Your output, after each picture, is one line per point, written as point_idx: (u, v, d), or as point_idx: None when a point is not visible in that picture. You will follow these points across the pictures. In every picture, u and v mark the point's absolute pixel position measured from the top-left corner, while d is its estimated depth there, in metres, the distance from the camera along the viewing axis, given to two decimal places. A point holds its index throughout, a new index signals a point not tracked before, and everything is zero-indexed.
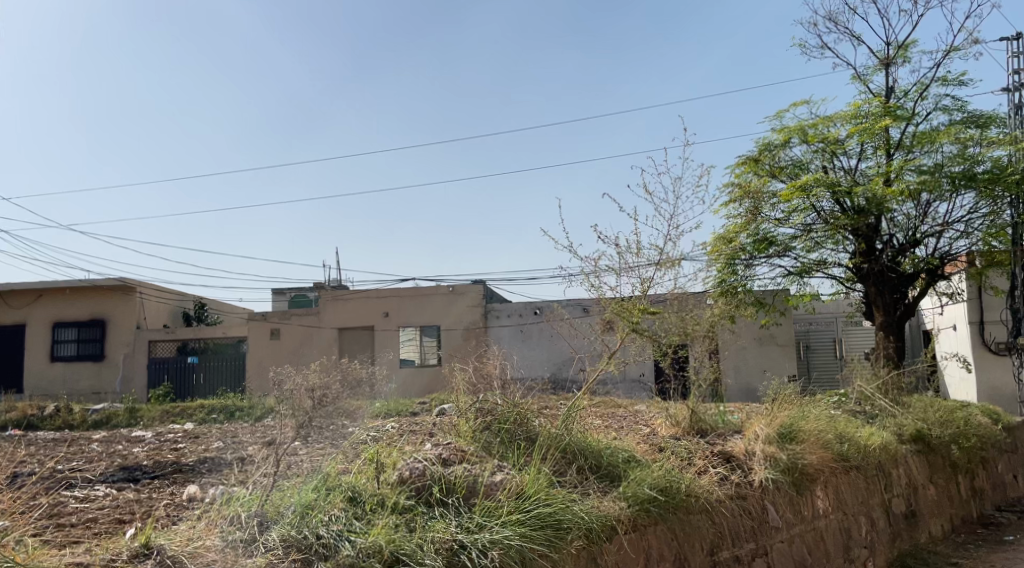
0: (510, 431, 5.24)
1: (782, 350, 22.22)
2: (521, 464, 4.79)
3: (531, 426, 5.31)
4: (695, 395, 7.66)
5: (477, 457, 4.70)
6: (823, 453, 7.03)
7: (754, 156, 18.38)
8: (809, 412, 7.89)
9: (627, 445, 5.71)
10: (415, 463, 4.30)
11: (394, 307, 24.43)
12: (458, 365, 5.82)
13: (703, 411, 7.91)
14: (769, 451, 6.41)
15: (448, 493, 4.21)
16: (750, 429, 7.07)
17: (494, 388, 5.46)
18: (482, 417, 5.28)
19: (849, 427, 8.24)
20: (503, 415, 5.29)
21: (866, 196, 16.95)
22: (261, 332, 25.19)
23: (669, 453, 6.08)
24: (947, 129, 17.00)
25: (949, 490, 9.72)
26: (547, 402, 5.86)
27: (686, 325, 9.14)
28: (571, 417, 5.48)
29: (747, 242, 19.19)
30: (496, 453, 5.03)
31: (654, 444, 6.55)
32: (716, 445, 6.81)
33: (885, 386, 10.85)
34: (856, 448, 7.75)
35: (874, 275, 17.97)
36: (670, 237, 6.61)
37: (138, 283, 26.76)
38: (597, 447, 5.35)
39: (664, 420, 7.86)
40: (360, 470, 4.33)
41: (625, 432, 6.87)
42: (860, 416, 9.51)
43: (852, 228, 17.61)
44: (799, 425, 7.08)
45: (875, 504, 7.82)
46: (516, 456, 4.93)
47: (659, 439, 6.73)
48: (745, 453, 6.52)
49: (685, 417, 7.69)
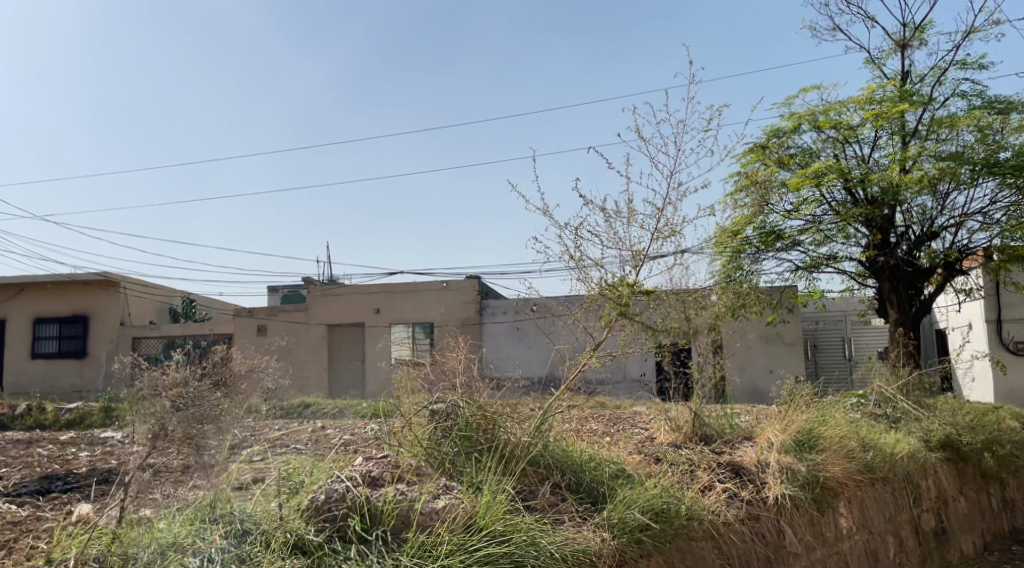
0: (472, 440, 4.30)
1: (789, 348, 21.26)
2: (477, 482, 3.89)
3: (500, 432, 4.37)
4: (699, 396, 6.74)
5: (420, 477, 3.82)
6: (846, 465, 6.09)
7: (762, 143, 17.39)
8: (829, 417, 6.96)
9: (616, 457, 4.76)
10: (333, 486, 3.43)
11: (383, 304, 23.47)
12: (415, 361, 4.87)
13: (708, 413, 6.98)
14: (784, 463, 5.50)
15: (373, 525, 3.36)
16: (761, 436, 6.17)
17: (456, 388, 4.51)
18: (438, 422, 4.35)
19: (872, 432, 7.30)
20: (465, 419, 4.35)
21: (880, 185, 16.00)
22: (248, 328, 24.30)
23: (667, 464, 5.16)
24: (967, 114, 15.97)
25: (980, 503, 8.77)
26: (521, 404, 4.92)
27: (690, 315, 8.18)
28: (548, 422, 4.57)
29: (753, 235, 18.71)
30: (450, 468, 4.13)
31: (650, 452, 5.64)
32: (723, 454, 5.89)
33: (908, 387, 9.88)
34: (881, 457, 6.81)
35: (889, 270, 17.02)
36: (671, 203, 5.66)
37: (122, 277, 25.87)
38: (577, 460, 4.43)
39: (663, 425, 6.93)
40: (265, 506, 3.47)
41: (617, 439, 5.93)
42: (881, 420, 8.56)
43: (864, 220, 16.65)
44: (818, 432, 6.19)
45: (903, 520, 6.87)
46: (474, 471, 4.04)
47: (656, 448, 5.79)
48: (757, 465, 5.60)
49: (686, 421, 6.75)
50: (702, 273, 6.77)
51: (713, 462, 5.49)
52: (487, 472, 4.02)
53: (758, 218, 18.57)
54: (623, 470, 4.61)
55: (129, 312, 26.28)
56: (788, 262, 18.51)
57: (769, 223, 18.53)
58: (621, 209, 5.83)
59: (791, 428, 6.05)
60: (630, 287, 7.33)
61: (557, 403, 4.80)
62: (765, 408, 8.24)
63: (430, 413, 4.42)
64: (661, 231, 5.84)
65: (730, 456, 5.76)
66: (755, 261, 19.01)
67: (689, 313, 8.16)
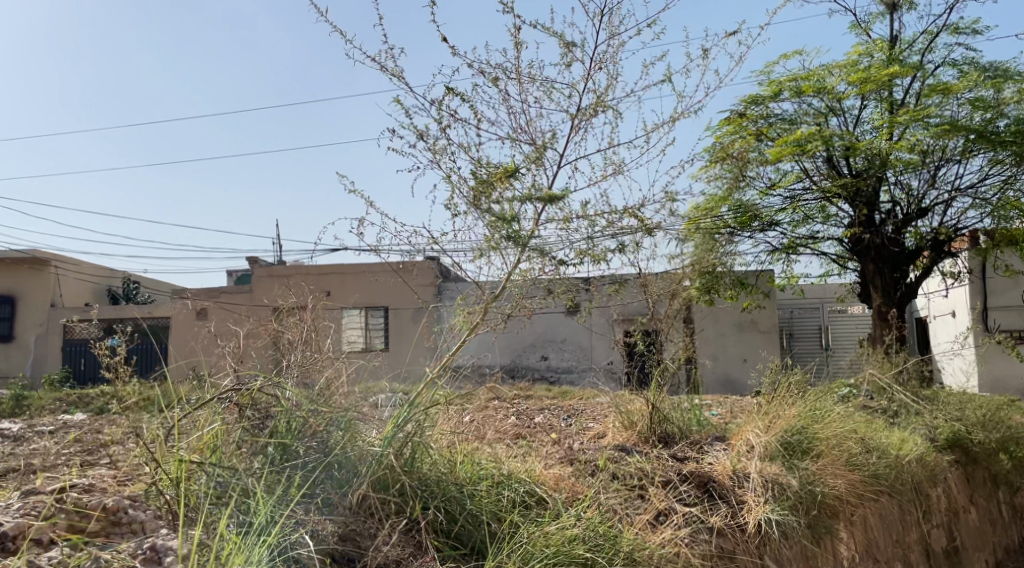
0: (291, 454, 3.05)
1: (764, 337, 19.94)
2: (242, 526, 2.62)
3: (335, 453, 3.12)
4: (659, 383, 5.27)
5: (103, 541, 2.81)
6: (849, 476, 4.68)
7: (739, 112, 15.97)
8: (823, 412, 5.55)
9: (521, 479, 3.53)
10: None
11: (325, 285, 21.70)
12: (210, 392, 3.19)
13: (672, 407, 5.53)
14: (767, 476, 4.11)
15: None
16: (736, 438, 4.81)
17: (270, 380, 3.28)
18: (241, 428, 3.12)
19: (872, 430, 5.93)
20: (281, 427, 3.13)
21: (868, 154, 14.67)
22: (186, 311, 22.41)
23: (605, 480, 3.80)
24: (961, 79, 14.65)
25: (991, 513, 7.45)
26: (374, 413, 3.67)
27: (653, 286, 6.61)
28: (416, 446, 3.38)
29: (729, 214, 17.33)
30: (242, 494, 2.80)
31: (588, 461, 4.19)
32: (687, 461, 4.48)
33: (906, 377, 8.54)
34: (888, 463, 5.39)
35: (874, 249, 15.73)
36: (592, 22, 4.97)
37: (52, 255, 23.89)
38: (452, 492, 3.27)
39: (614, 421, 5.49)
40: None
41: (545, 450, 4.49)
42: (879, 415, 7.14)
43: (848, 195, 15.35)
44: (812, 435, 4.82)
45: (912, 541, 5.47)
46: (266, 506, 2.65)
47: (595, 454, 4.36)
48: (733, 476, 4.18)
49: (642, 417, 5.34)
50: (640, 212, 5.27)
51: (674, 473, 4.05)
52: (290, 504, 2.77)
53: (734, 195, 17.24)
54: (513, 503, 3.37)
55: (61, 293, 24.27)
56: (766, 243, 17.13)
57: (745, 201, 17.14)
58: (518, 75, 5.08)
59: (773, 428, 4.68)
60: (520, 197, 5.08)
61: (427, 406, 3.53)
62: (740, 401, 6.86)
63: (240, 405, 3.17)
64: (579, 111, 5.09)
65: (697, 464, 4.32)
66: (730, 244, 17.63)
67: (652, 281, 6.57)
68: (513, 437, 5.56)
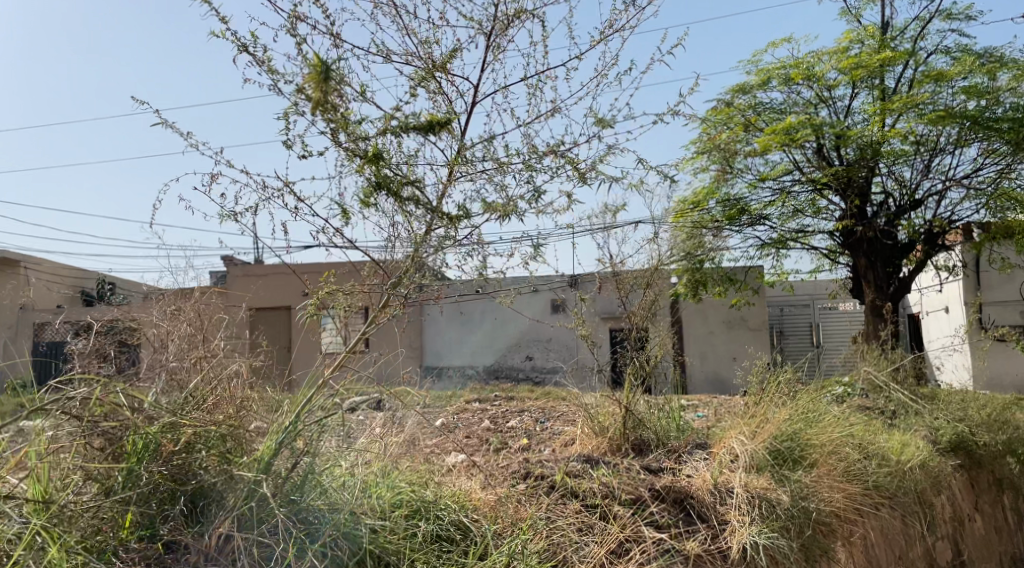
0: (133, 486, 2.82)
1: (754, 334, 19.42)
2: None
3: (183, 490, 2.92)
4: (632, 383, 4.76)
5: None
6: (847, 488, 4.14)
7: (725, 102, 15.49)
8: (818, 415, 5.00)
9: (447, 513, 3.29)
10: None
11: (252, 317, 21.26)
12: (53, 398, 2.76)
13: (647, 408, 5.00)
14: (754, 489, 3.59)
15: None
16: (718, 445, 4.27)
17: (114, 381, 2.87)
18: (80, 448, 2.81)
19: (870, 433, 5.40)
20: (131, 447, 2.87)
21: (859, 142, 14.17)
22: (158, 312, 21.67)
23: (558, 507, 3.40)
24: (955, 64, 14.14)
25: (997, 520, 6.92)
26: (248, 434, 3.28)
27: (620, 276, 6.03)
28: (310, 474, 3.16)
29: (717, 208, 16.85)
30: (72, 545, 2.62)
31: (544, 477, 3.72)
32: (659, 470, 3.97)
33: (903, 376, 8.00)
34: (889, 470, 4.85)
35: (867, 243, 15.22)
36: None
37: (23, 257, 23.16)
38: (369, 520, 3.04)
39: (583, 426, 4.95)
40: None
41: (497, 466, 3.98)
42: (875, 416, 6.61)
43: (839, 186, 14.88)
44: (805, 440, 4.30)
45: (915, 556, 4.93)
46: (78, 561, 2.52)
47: (557, 467, 3.84)
48: (715, 490, 3.64)
49: (614, 420, 4.83)
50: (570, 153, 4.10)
51: (636, 488, 3.57)
52: (113, 558, 2.68)
53: (721, 188, 16.69)
54: (426, 540, 3.13)
55: (30, 296, 23.44)
56: (754, 238, 16.57)
57: (733, 194, 16.61)
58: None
59: (760, 434, 4.16)
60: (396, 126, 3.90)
61: (321, 424, 3.32)
62: (725, 402, 6.32)
63: (85, 415, 2.79)
64: (487, 22, 4.37)
65: (673, 477, 3.78)
66: (718, 239, 17.10)
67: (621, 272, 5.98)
68: (472, 455, 5.00)
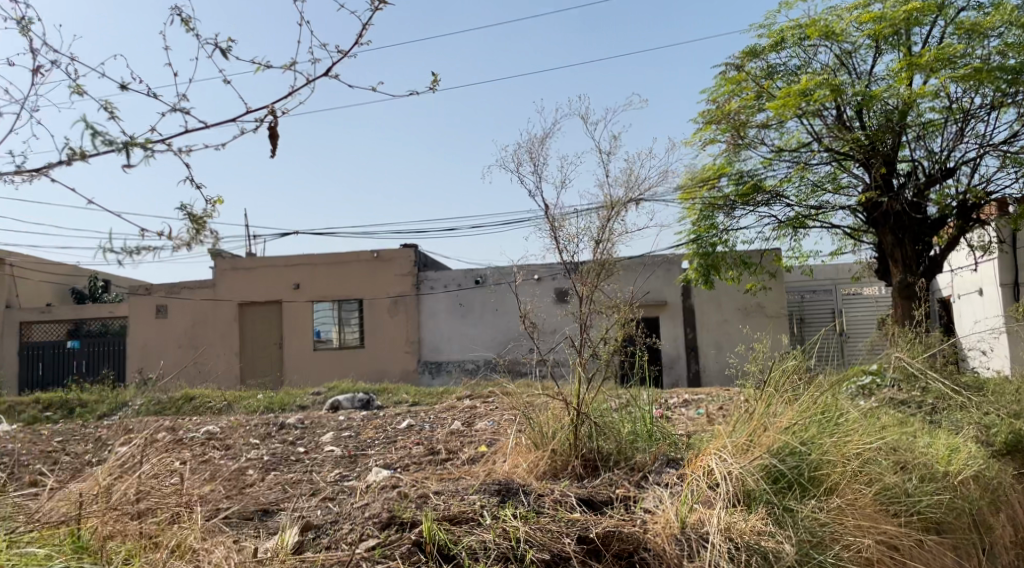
0: None
1: (772, 322, 18.05)
2: None
3: None
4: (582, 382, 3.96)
5: None
6: (879, 522, 3.38)
7: (736, 67, 14.20)
8: (842, 415, 4.03)
9: None
10: None
11: (221, 329, 20.61)
12: None
13: (601, 415, 4.17)
14: (728, 538, 2.96)
15: None
16: (693, 462, 3.61)
17: None
18: None
19: (906, 439, 4.22)
20: None
21: (884, 105, 12.84)
22: (144, 309, 20.81)
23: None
24: (992, 14, 12.69)
25: None
26: None
27: (573, 235, 4.62)
28: None
29: (729, 185, 15.54)
30: None
31: (408, 528, 2.95)
32: (604, 505, 3.34)
33: (940, 362, 6.73)
34: (930, 487, 3.78)
35: (893, 216, 13.88)
36: None
37: (9, 254, 22.26)
38: None
39: (524, 443, 4.08)
40: None
41: (382, 503, 3.20)
42: (911, 412, 5.37)
43: (863, 156, 13.54)
44: (815, 452, 3.52)
45: None
46: None
47: (469, 502, 3.13)
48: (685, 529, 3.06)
49: (553, 435, 3.99)
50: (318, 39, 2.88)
51: (549, 532, 2.96)
52: None
53: (733, 164, 15.44)
54: None
55: (17, 294, 22.66)
56: (769, 218, 15.23)
57: (746, 169, 15.30)
58: None
59: (749, 452, 3.44)
60: None
61: None
62: (718, 401, 5.13)
63: None
64: None
65: (618, 518, 3.18)
66: (730, 219, 15.80)
67: (581, 233, 4.61)
68: (387, 482, 3.90)
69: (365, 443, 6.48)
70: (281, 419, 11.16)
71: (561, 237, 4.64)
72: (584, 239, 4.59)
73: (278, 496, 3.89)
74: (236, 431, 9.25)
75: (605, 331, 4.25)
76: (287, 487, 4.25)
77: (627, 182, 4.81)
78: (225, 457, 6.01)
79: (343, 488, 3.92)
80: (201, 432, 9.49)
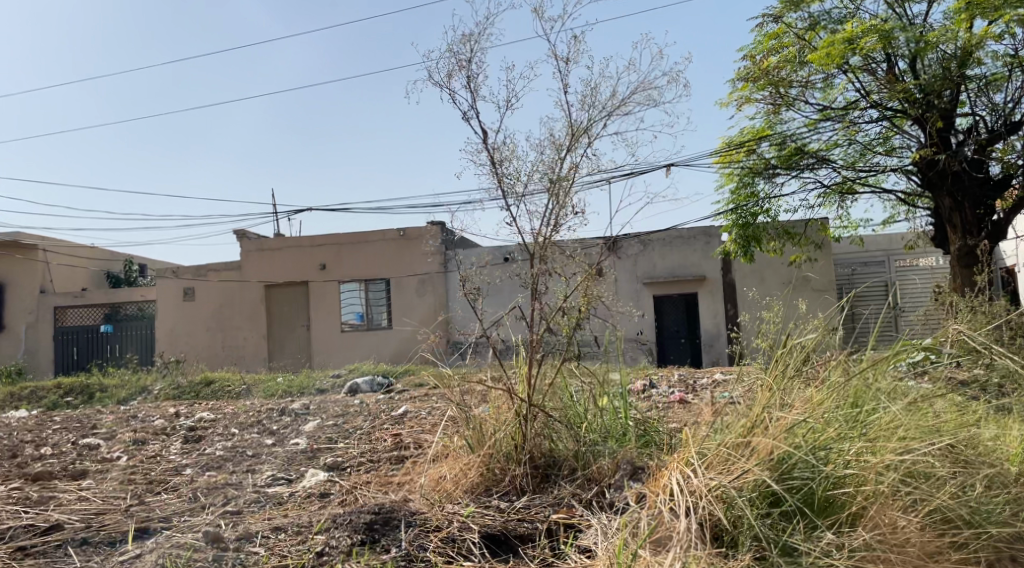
0: None
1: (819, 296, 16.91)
2: None
3: None
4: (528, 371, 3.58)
5: None
6: (915, 553, 2.82)
7: (774, 18, 13.07)
8: (882, 409, 3.35)
9: None
10: None
11: (248, 312, 20.31)
12: None
13: (545, 397, 3.76)
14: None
15: None
16: (661, 480, 3.11)
17: None
18: None
19: (965, 433, 3.38)
20: None
21: (941, 52, 11.60)
22: (171, 292, 20.68)
23: None
24: None
25: None
26: None
27: (529, 179, 3.95)
28: None
29: (770, 150, 14.39)
30: None
31: None
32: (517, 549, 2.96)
33: (1006, 335, 5.73)
34: (987, 501, 3.09)
35: (950, 177, 12.62)
36: None
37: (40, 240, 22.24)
38: None
39: (463, 442, 3.70)
40: None
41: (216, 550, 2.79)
42: (972, 392, 4.44)
43: (917, 110, 12.30)
44: (830, 465, 2.95)
45: None
46: None
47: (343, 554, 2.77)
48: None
49: (496, 433, 3.61)
50: None
51: None
52: None
53: (775, 126, 14.30)
54: None
55: (50, 279, 22.62)
56: (814, 184, 14.07)
57: (788, 132, 14.14)
58: None
59: (737, 469, 2.93)
60: None
61: None
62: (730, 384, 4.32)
63: None
64: None
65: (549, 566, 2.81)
66: (772, 186, 14.68)
67: (539, 180, 3.89)
68: (315, 491, 3.40)
69: (341, 434, 5.83)
70: (288, 404, 10.61)
71: (507, 176, 4.01)
72: (540, 182, 3.93)
73: (183, 506, 3.27)
74: (231, 417, 8.72)
75: (561, 298, 3.69)
76: (210, 490, 3.65)
77: (589, 105, 4.10)
78: (184, 450, 5.41)
79: (258, 498, 3.34)
80: (196, 418, 9.00)
